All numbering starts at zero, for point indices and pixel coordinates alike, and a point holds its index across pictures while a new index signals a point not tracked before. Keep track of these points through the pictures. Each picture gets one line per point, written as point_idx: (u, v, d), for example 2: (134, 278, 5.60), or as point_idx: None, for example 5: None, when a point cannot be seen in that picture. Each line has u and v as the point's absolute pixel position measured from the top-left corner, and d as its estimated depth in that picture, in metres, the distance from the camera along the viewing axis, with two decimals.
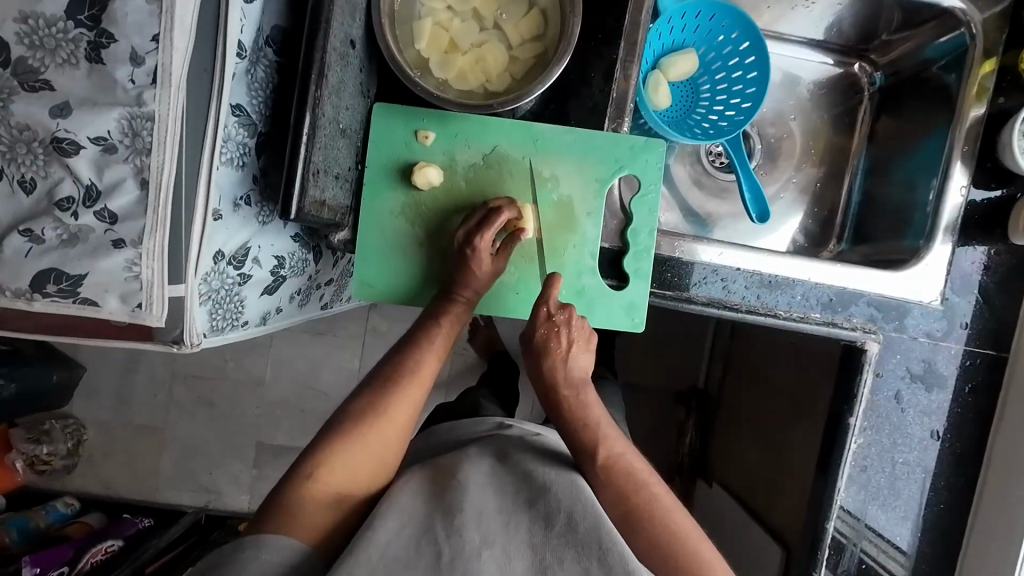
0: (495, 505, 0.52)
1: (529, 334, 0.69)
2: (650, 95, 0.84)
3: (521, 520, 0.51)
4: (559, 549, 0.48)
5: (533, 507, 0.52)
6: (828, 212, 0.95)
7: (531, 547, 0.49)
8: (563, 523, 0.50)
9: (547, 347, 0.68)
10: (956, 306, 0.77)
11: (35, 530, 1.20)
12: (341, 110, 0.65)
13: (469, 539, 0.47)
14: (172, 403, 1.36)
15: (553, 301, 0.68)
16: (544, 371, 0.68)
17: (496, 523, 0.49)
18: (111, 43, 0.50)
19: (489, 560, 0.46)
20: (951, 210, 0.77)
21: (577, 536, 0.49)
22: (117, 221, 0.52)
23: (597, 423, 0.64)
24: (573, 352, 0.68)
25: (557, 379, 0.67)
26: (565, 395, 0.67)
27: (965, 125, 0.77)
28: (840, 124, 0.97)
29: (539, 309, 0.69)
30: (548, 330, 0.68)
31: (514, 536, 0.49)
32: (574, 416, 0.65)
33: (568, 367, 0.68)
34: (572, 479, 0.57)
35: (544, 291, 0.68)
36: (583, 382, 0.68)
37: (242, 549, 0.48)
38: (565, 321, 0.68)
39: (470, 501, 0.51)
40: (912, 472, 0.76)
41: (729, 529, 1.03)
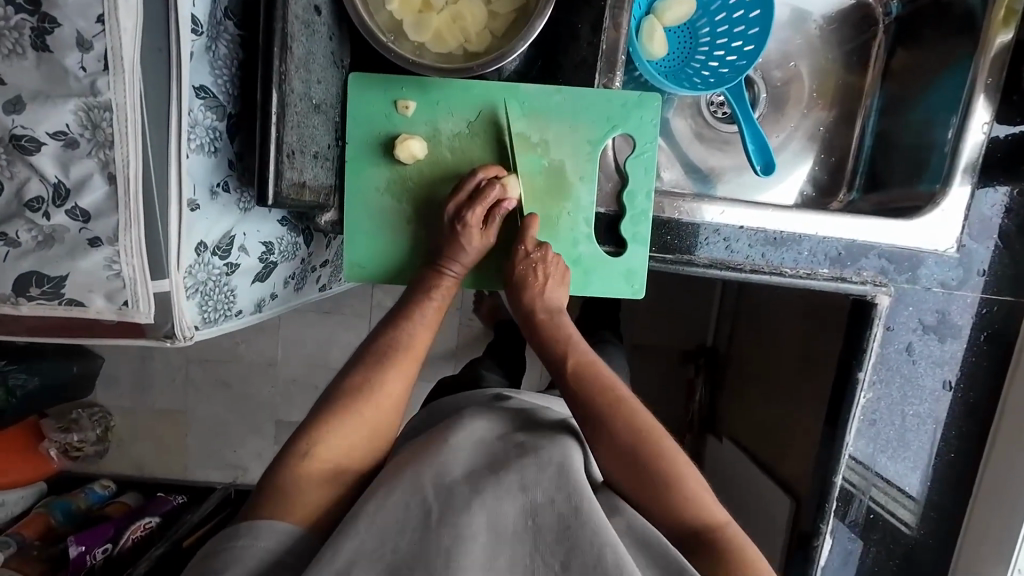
0: (485, 464, 0.53)
1: (509, 272, 0.71)
2: (644, 45, 0.79)
3: (512, 468, 0.51)
4: (550, 490, 0.49)
5: (524, 457, 0.52)
6: (839, 158, 0.90)
7: (522, 489, 0.49)
8: (552, 470, 0.51)
9: (526, 281, 0.70)
10: (973, 253, 0.73)
11: (79, 511, 1.25)
12: (312, 84, 0.61)
13: (458, 494, 0.48)
14: (190, 387, 1.40)
15: (531, 240, 0.70)
16: (523, 301, 0.70)
17: (486, 477, 0.50)
18: (55, 29, 0.47)
19: (479, 509, 0.47)
20: (970, 148, 0.72)
21: (567, 479, 0.50)
22: (90, 219, 0.51)
23: (618, 394, 0.59)
24: (549, 287, 0.70)
25: (535, 308, 0.70)
26: (542, 320, 0.69)
27: (989, 55, 0.72)
28: (852, 62, 0.90)
29: (517, 248, 0.70)
30: (527, 266, 0.70)
31: (506, 487, 0.49)
32: (594, 390, 0.60)
33: (545, 298, 0.70)
34: (563, 444, 0.56)
35: (522, 231, 0.70)
36: (560, 311, 0.71)
37: (238, 536, 0.47)
38: (541, 258, 0.70)
39: (459, 465, 0.52)
40: (923, 424, 0.75)
41: (739, 481, 1.05)
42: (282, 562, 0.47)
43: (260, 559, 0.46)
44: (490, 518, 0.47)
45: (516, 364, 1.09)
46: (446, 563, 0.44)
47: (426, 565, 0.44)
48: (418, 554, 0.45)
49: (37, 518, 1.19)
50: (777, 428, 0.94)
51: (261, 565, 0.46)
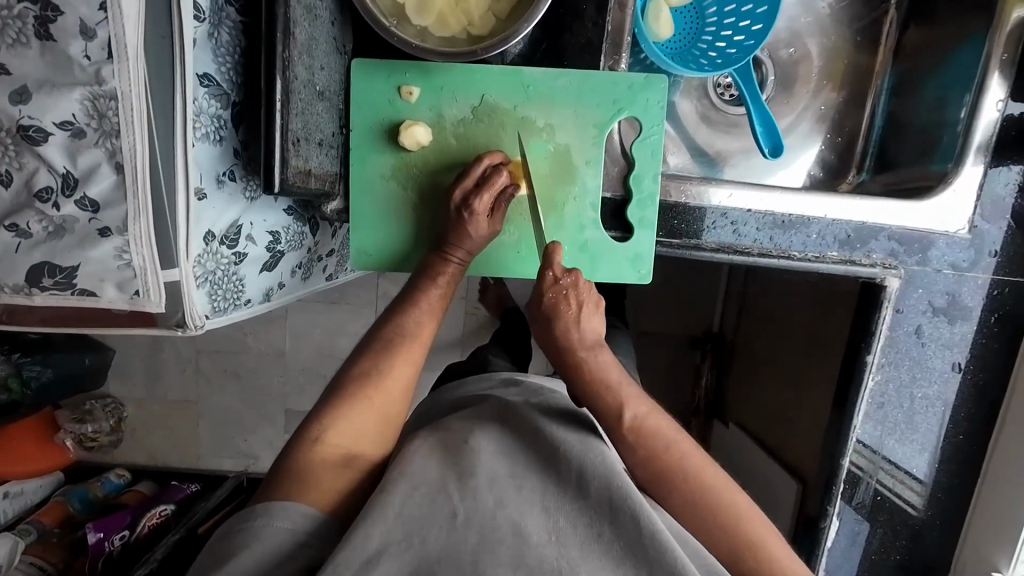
0: (507, 468, 0.53)
1: (536, 301, 0.64)
2: (649, 26, 0.78)
3: (533, 485, 0.51)
4: (573, 516, 0.49)
5: (545, 475, 0.52)
6: (848, 140, 0.89)
7: (545, 511, 0.50)
8: (574, 488, 0.51)
9: (558, 312, 0.62)
10: (985, 234, 0.72)
11: (96, 499, 1.29)
12: (315, 71, 0.61)
13: (483, 501, 0.49)
14: (200, 377, 1.41)
15: (558, 266, 0.63)
16: (557, 335, 0.62)
17: (510, 489, 0.50)
18: (58, 17, 0.47)
19: (502, 520, 0.48)
20: (984, 128, 0.71)
21: (589, 500, 0.50)
22: (100, 209, 0.52)
23: (673, 439, 0.58)
24: (584, 314, 0.62)
25: (572, 344, 0.62)
26: (579, 356, 0.61)
27: (1004, 30, 0.69)
28: (862, 40, 0.88)
29: (546, 274, 0.63)
30: (556, 294, 0.62)
31: (528, 506, 0.50)
32: (647, 436, 0.58)
33: (581, 329, 0.62)
34: (585, 437, 0.56)
35: (548, 258, 0.63)
36: (598, 343, 0.62)
37: (255, 517, 0.48)
38: (572, 284, 0.63)
39: (479, 462, 0.52)
40: (931, 406, 0.75)
41: (745, 464, 1.06)
42: (300, 544, 0.47)
43: (278, 541, 0.47)
44: (515, 523, 0.48)
45: (522, 352, 1.09)
46: (474, 565, 0.45)
47: (455, 562, 0.45)
48: (439, 539, 0.47)
49: (55, 506, 1.23)
50: (786, 412, 0.94)
51: (280, 549, 0.46)
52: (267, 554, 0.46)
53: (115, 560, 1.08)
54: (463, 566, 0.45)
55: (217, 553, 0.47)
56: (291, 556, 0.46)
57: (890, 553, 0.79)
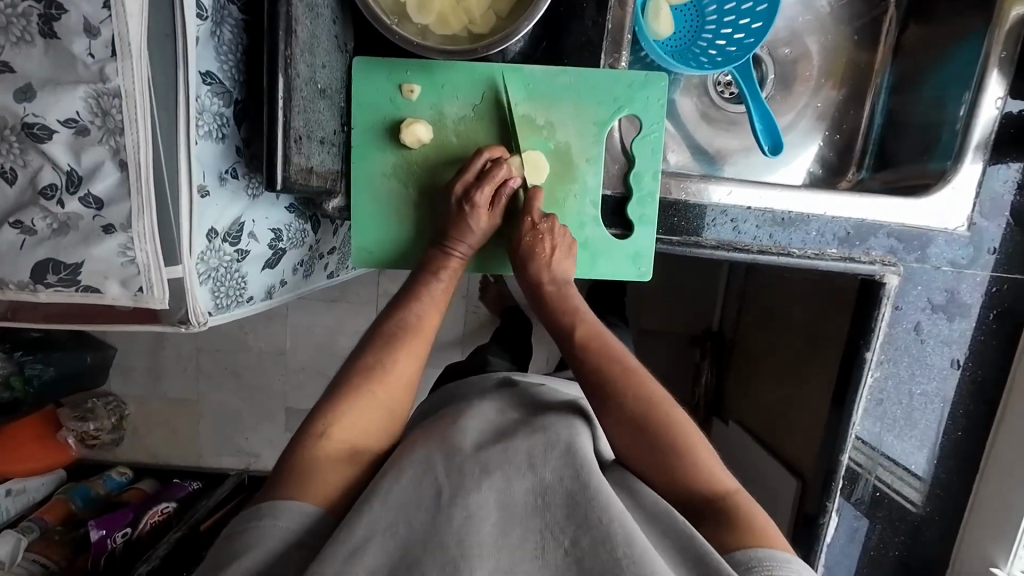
0: (494, 439, 0.54)
1: (516, 243, 0.71)
2: (650, 24, 0.77)
3: (520, 444, 0.53)
4: (559, 469, 0.50)
5: (533, 435, 0.54)
6: (847, 138, 0.89)
7: (531, 468, 0.50)
8: (562, 448, 0.52)
9: (533, 252, 0.69)
10: (984, 231, 0.72)
11: (98, 497, 1.29)
12: (317, 68, 0.61)
13: (468, 475, 0.49)
14: (202, 376, 1.41)
15: (537, 212, 0.70)
16: (529, 274, 0.70)
17: (496, 452, 0.52)
18: (62, 15, 0.47)
19: (488, 489, 0.48)
20: (983, 126, 0.71)
21: (576, 458, 0.51)
22: (104, 206, 0.52)
23: (627, 365, 0.61)
24: (556, 257, 0.70)
25: (542, 280, 0.70)
26: (547, 287, 0.70)
27: (1004, 28, 0.70)
28: (862, 38, 0.88)
29: (524, 219, 0.70)
30: (533, 237, 0.69)
31: (514, 465, 0.50)
32: (603, 359, 0.61)
33: (552, 270, 0.70)
34: (571, 421, 0.58)
35: (528, 204, 0.70)
36: (567, 283, 0.71)
37: (264, 516, 0.49)
38: (549, 228, 0.70)
39: (468, 442, 0.54)
40: (930, 402, 0.75)
41: (745, 462, 1.06)
42: (301, 543, 0.48)
43: (280, 539, 0.47)
44: (500, 495, 0.48)
45: (522, 351, 1.09)
46: (460, 544, 0.44)
47: (439, 546, 0.45)
48: (422, 523, 0.47)
49: (56, 504, 1.23)
50: (786, 409, 0.95)
51: (282, 547, 0.47)
52: (270, 553, 0.46)
53: (117, 559, 1.09)
54: (448, 548, 0.44)
55: (222, 551, 0.47)
56: (294, 554, 0.47)
57: (889, 549, 0.79)
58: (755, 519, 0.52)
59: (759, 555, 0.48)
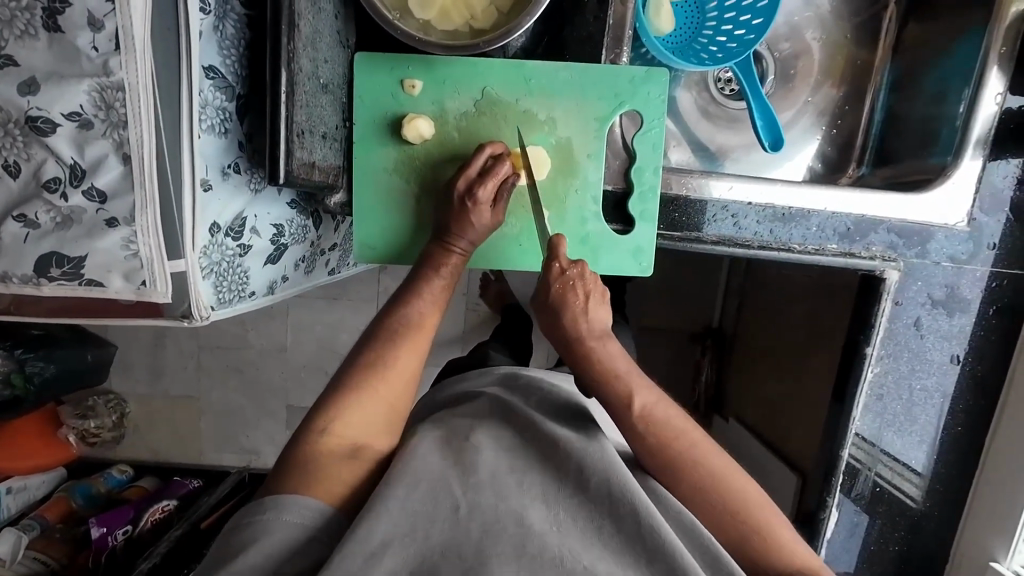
0: (508, 465, 0.53)
1: (543, 291, 0.63)
2: (650, 20, 0.78)
3: (533, 479, 0.52)
4: (573, 509, 0.50)
5: (545, 469, 0.53)
6: (848, 134, 0.90)
7: (546, 505, 0.50)
8: (574, 480, 0.52)
9: (565, 302, 0.61)
10: (984, 227, 0.73)
11: (98, 495, 1.30)
12: (319, 64, 0.61)
13: (485, 496, 0.49)
14: (202, 373, 1.41)
15: (564, 256, 0.62)
16: (565, 327, 0.62)
17: (510, 482, 0.51)
18: (66, 8, 0.47)
19: (506, 510, 0.48)
20: (983, 121, 0.71)
21: (590, 492, 0.51)
22: (107, 200, 0.52)
23: (691, 438, 0.58)
24: (591, 304, 0.62)
25: (580, 332, 0.61)
26: (588, 347, 0.61)
27: (1003, 24, 0.70)
28: (862, 35, 0.88)
29: (551, 265, 0.62)
30: (563, 285, 0.61)
31: (528, 498, 0.50)
32: (666, 435, 0.58)
33: (589, 319, 0.61)
34: (585, 437, 0.57)
35: (552, 249, 0.62)
36: (605, 333, 0.62)
37: (266, 510, 0.49)
38: (578, 275, 0.62)
39: (484, 462, 0.53)
40: (930, 397, 0.75)
41: (746, 458, 1.06)
42: (308, 538, 0.48)
43: (287, 533, 0.47)
44: (518, 514, 0.48)
45: (523, 348, 1.10)
46: (478, 553, 0.45)
47: (457, 555, 0.45)
48: (442, 532, 0.47)
49: (58, 500, 1.24)
50: (787, 405, 0.95)
51: (289, 542, 0.47)
52: (277, 548, 0.46)
53: (118, 555, 1.10)
54: (466, 558, 0.45)
55: (227, 545, 0.47)
56: (301, 549, 0.47)
57: (890, 544, 0.79)
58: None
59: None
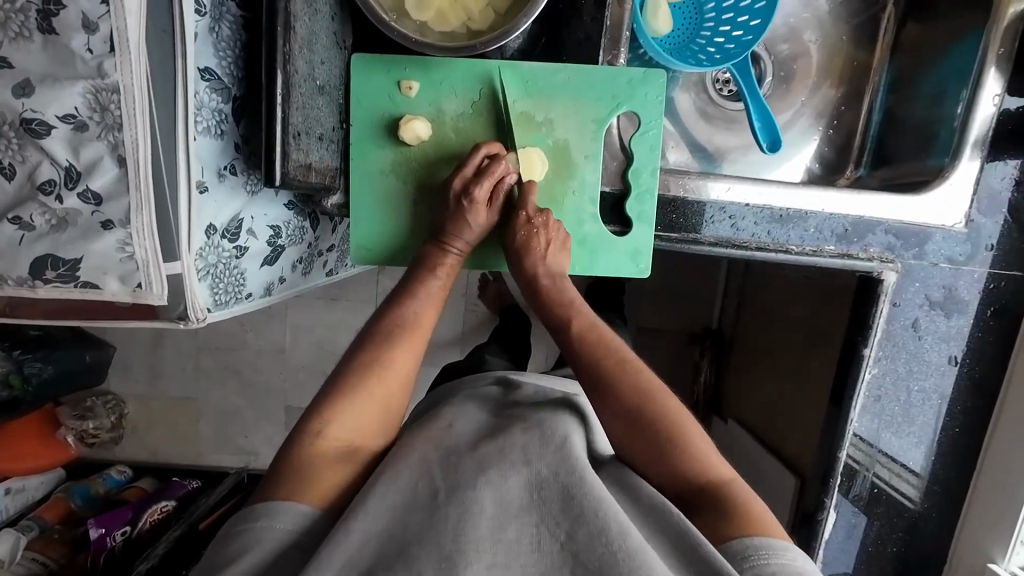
0: (489, 438, 0.55)
1: (510, 239, 0.71)
2: (648, 21, 0.78)
3: (516, 441, 0.54)
4: (553, 464, 0.51)
5: (527, 431, 0.55)
6: (846, 135, 0.89)
7: (526, 463, 0.51)
8: (556, 445, 0.53)
9: (528, 247, 0.70)
10: (982, 228, 0.73)
11: (97, 495, 1.31)
12: (315, 65, 0.61)
13: (465, 475, 0.50)
14: (201, 374, 1.41)
15: (532, 205, 0.70)
16: (525, 266, 0.71)
17: (492, 452, 0.52)
18: (60, 10, 0.47)
19: (485, 485, 0.48)
20: (981, 123, 0.71)
21: (570, 454, 0.52)
22: (102, 202, 0.52)
23: (621, 358, 0.61)
24: (551, 252, 0.70)
25: (538, 274, 0.70)
26: (545, 286, 0.70)
27: (1001, 25, 0.70)
28: (861, 36, 0.88)
29: (518, 215, 0.70)
30: (528, 232, 0.70)
31: (509, 463, 0.51)
32: (597, 354, 0.62)
33: (547, 265, 0.70)
34: (564, 417, 0.59)
35: (522, 198, 0.70)
36: (562, 276, 0.71)
37: (259, 517, 0.49)
38: (543, 224, 0.70)
39: (464, 441, 0.56)
40: (928, 399, 0.75)
41: (744, 459, 1.06)
42: (300, 544, 0.48)
43: (279, 539, 0.47)
44: (497, 493, 0.48)
45: (521, 349, 1.10)
46: (455, 541, 0.44)
47: (434, 542, 0.45)
48: (421, 521, 0.47)
49: (56, 502, 1.24)
50: (786, 406, 0.95)
51: (281, 547, 0.47)
52: (269, 554, 0.46)
53: (117, 556, 1.10)
54: (444, 546, 0.44)
55: (221, 551, 0.47)
56: (292, 555, 0.47)
57: (888, 545, 0.79)
58: (755, 509, 0.51)
59: (755, 544, 0.48)
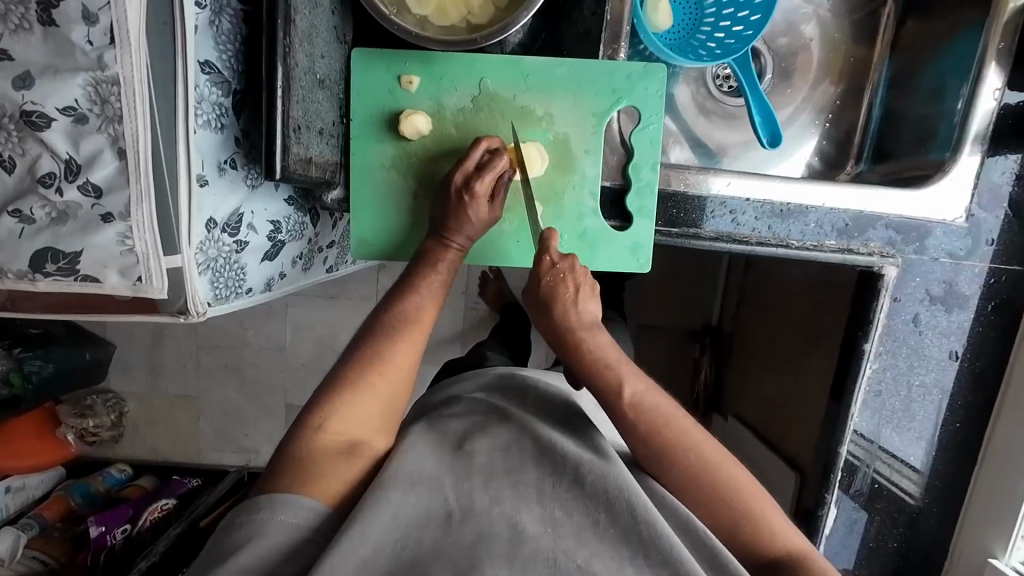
0: (503, 465, 0.53)
1: (534, 285, 0.63)
2: (648, 16, 0.78)
3: (529, 477, 0.52)
4: (568, 504, 0.50)
5: (540, 466, 0.53)
6: (846, 131, 0.89)
7: (540, 502, 0.50)
8: (570, 480, 0.52)
9: (555, 294, 0.61)
10: (982, 223, 0.73)
11: (98, 493, 1.31)
12: (316, 59, 0.61)
13: (478, 500, 0.50)
14: (201, 373, 1.41)
15: (555, 250, 0.62)
16: (553, 318, 0.61)
17: (505, 485, 0.51)
18: (60, 2, 0.47)
19: (500, 515, 0.48)
20: (981, 118, 0.71)
21: (585, 490, 0.51)
22: (103, 194, 0.52)
23: (682, 426, 0.57)
24: (581, 297, 0.61)
25: (572, 325, 0.61)
26: (580, 338, 0.61)
27: (1001, 20, 0.70)
28: (861, 32, 0.88)
29: (541, 259, 0.62)
30: (553, 277, 0.61)
31: (524, 497, 0.50)
32: (657, 421, 0.57)
33: (578, 311, 0.61)
34: (586, 439, 0.57)
35: (545, 242, 0.62)
36: (595, 325, 0.62)
37: (260, 510, 0.49)
38: (569, 269, 0.62)
39: (477, 464, 0.53)
40: (929, 394, 0.75)
41: (745, 456, 1.06)
42: (303, 539, 0.48)
43: (281, 534, 0.47)
44: (510, 518, 0.48)
45: (521, 346, 1.10)
46: (469, 556, 0.45)
47: (449, 558, 0.45)
48: (433, 539, 0.47)
49: (57, 500, 1.25)
50: (787, 402, 0.94)
51: (284, 543, 0.47)
52: (272, 549, 0.46)
53: (117, 553, 1.11)
54: (458, 561, 0.45)
55: (223, 545, 0.47)
56: (295, 550, 0.47)
57: (888, 540, 0.79)
58: (824, 570, 0.53)
59: None
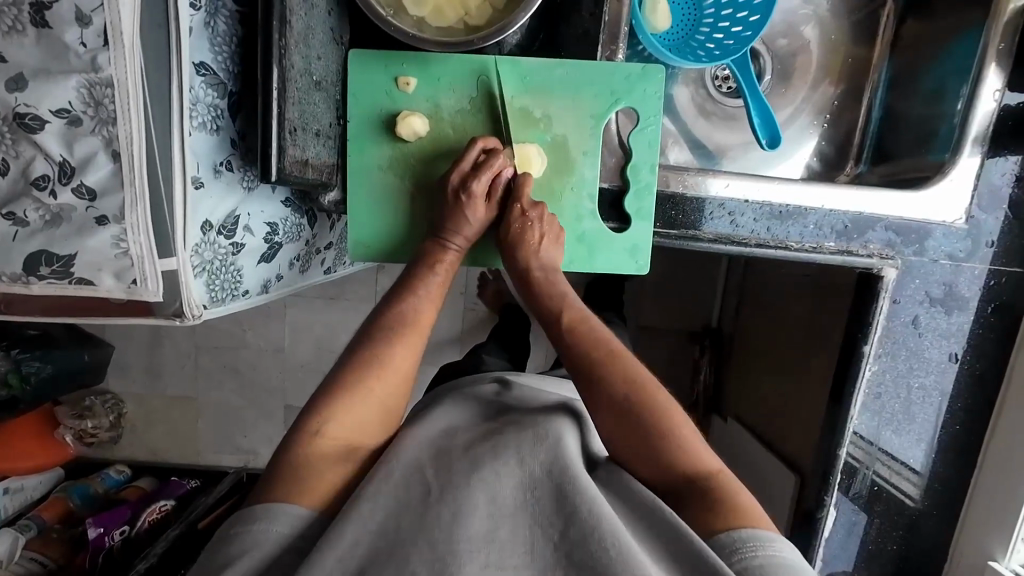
0: (483, 439, 0.55)
1: (504, 231, 0.70)
2: (646, 17, 0.78)
3: (510, 443, 0.53)
4: (547, 462, 0.51)
5: (521, 432, 0.54)
6: (846, 132, 0.89)
7: (520, 463, 0.50)
8: (550, 444, 0.52)
9: (522, 240, 0.68)
10: (981, 224, 0.72)
11: (97, 495, 1.30)
12: (312, 60, 0.61)
13: (458, 474, 0.49)
14: (200, 374, 1.41)
15: (526, 199, 0.69)
16: (516, 258, 0.69)
17: (485, 452, 0.52)
18: (53, 4, 0.47)
19: (479, 485, 0.48)
20: (981, 119, 0.71)
21: (564, 453, 0.52)
22: (97, 197, 0.52)
23: (612, 350, 0.60)
24: (544, 245, 0.69)
25: (530, 266, 0.69)
26: (535, 275, 0.69)
27: (1001, 20, 0.69)
28: (860, 33, 0.88)
29: (513, 206, 0.69)
30: (522, 225, 0.68)
31: (503, 460, 0.51)
32: (586, 345, 0.61)
33: (540, 257, 0.69)
34: (558, 416, 0.58)
35: (517, 190, 0.69)
36: (555, 270, 0.70)
37: (255, 520, 0.48)
38: (538, 218, 0.69)
39: (458, 443, 0.55)
40: (928, 396, 0.75)
41: (744, 458, 1.05)
42: (296, 548, 0.47)
43: (275, 543, 0.47)
44: (490, 493, 0.48)
45: (520, 347, 1.09)
46: (448, 541, 0.44)
47: (428, 544, 0.44)
48: (412, 522, 0.46)
49: (55, 501, 1.24)
50: (786, 404, 0.94)
51: (278, 551, 0.47)
52: (265, 558, 0.46)
53: (114, 555, 1.11)
54: (436, 544, 0.44)
55: (217, 554, 0.47)
56: (288, 559, 0.46)
57: (887, 543, 0.79)
58: (741, 502, 0.51)
59: (742, 537, 0.47)
